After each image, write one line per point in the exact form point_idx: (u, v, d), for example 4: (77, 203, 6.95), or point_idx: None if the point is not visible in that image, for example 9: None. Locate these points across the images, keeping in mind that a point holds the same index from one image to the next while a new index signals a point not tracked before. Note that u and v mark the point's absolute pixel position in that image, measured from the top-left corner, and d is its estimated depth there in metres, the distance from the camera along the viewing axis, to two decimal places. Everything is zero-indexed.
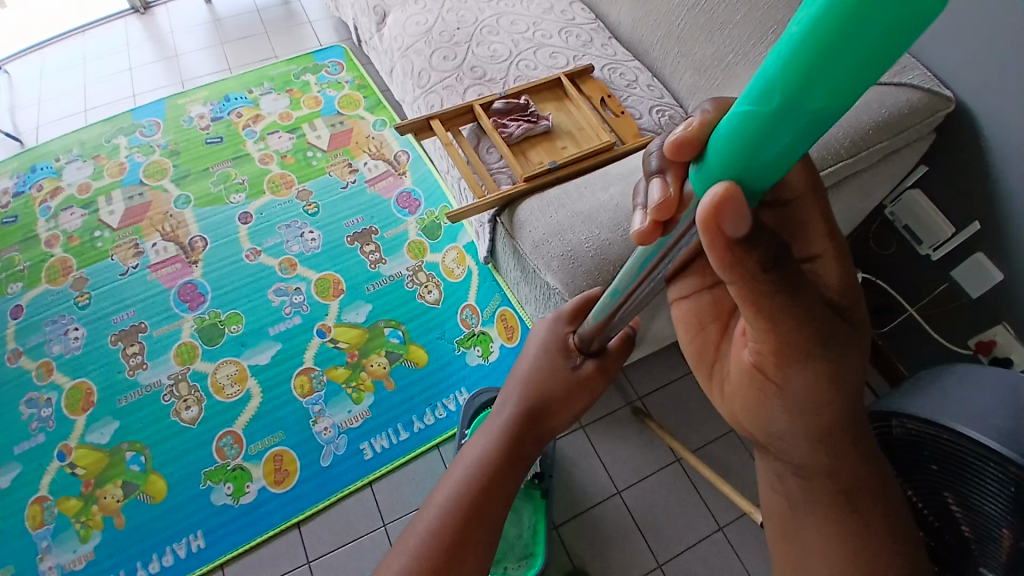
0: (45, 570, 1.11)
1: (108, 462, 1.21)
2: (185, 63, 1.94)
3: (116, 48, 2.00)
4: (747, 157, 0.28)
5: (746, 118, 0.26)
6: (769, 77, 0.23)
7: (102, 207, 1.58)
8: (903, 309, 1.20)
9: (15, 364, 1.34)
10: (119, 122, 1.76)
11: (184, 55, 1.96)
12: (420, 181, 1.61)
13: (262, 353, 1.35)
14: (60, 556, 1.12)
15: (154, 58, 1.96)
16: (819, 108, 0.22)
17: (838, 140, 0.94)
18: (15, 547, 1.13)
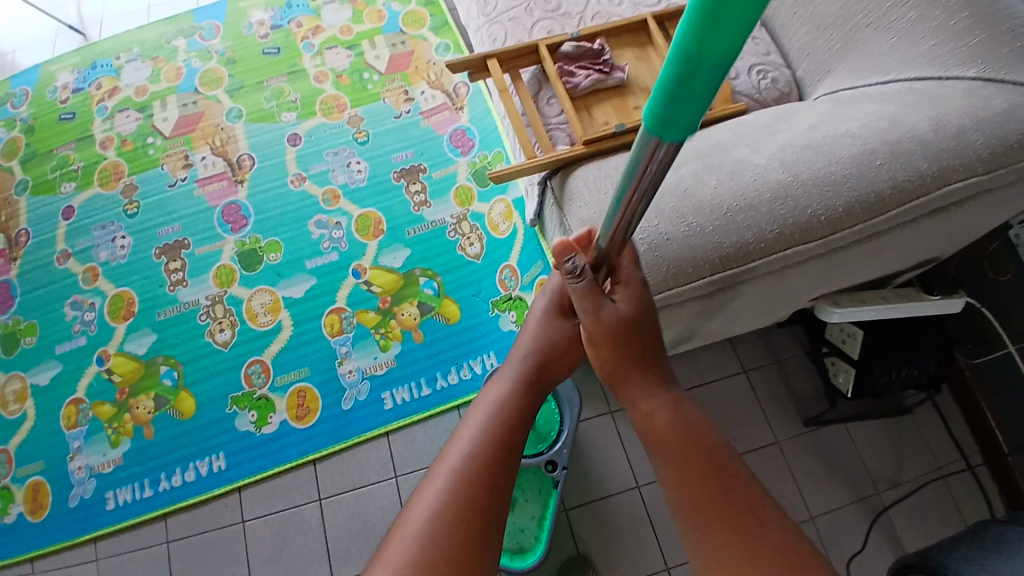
0: (74, 469, 1.20)
1: (142, 372, 1.27)
2: None
3: None
4: (667, 119, 0.36)
5: (665, 89, 0.34)
6: (675, 57, 0.32)
7: (157, 113, 1.57)
8: (1002, 345, 1.16)
9: (64, 266, 1.39)
10: (179, 23, 1.70)
11: None
12: (477, 119, 1.49)
13: (297, 287, 1.33)
14: (89, 458, 1.20)
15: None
16: (716, 64, 0.31)
17: (977, 150, 0.82)
18: (48, 443, 1.22)
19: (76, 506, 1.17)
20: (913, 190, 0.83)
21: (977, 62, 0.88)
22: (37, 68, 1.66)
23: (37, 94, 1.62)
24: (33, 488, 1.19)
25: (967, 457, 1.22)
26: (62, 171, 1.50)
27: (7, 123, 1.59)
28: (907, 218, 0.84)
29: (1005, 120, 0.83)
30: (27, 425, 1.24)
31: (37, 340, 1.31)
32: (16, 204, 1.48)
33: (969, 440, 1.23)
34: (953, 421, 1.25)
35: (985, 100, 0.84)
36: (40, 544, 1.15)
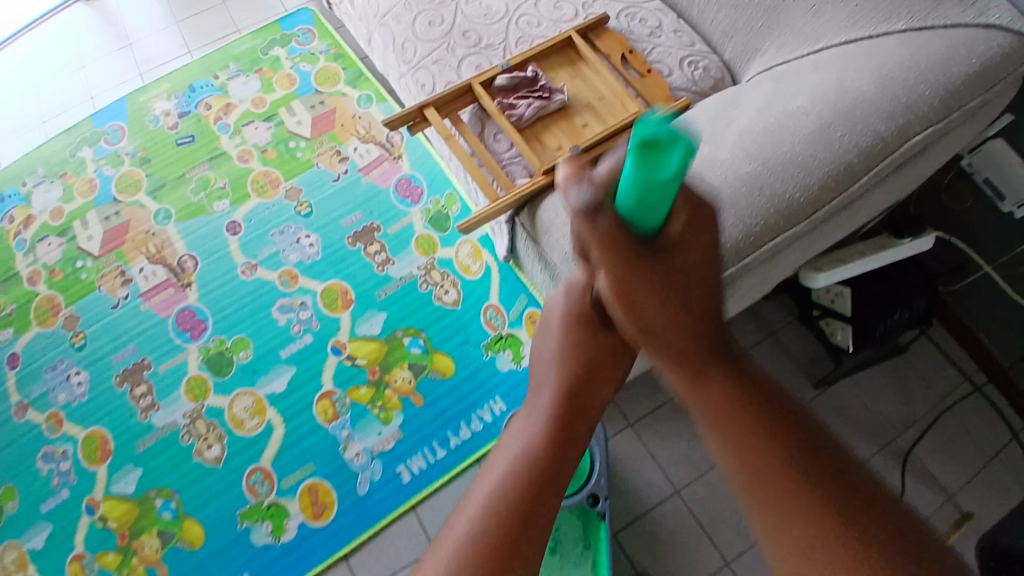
0: None
1: (139, 511, 1.16)
2: (142, 50, 1.74)
3: (67, 44, 1.80)
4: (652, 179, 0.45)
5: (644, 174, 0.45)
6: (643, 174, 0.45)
7: (79, 232, 1.46)
8: (978, 266, 1.19)
9: (24, 418, 1.26)
10: (80, 132, 1.60)
11: (140, 41, 1.76)
12: (418, 164, 1.46)
13: (278, 380, 1.26)
14: None
15: (110, 49, 1.76)
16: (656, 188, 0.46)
17: (927, 100, 0.83)
18: None
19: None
20: (876, 154, 0.84)
21: (903, 15, 0.90)
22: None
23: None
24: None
25: (971, 378, 1.27)
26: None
27: None
28: (878, 179, 0.85)
29: (947, 65, 0.84)
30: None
31: (18, 504, 1.18)
32: None
33: (968, 361, 1.29)
34: (949, 347, 1.30)
35: (921, 48, 0.86)
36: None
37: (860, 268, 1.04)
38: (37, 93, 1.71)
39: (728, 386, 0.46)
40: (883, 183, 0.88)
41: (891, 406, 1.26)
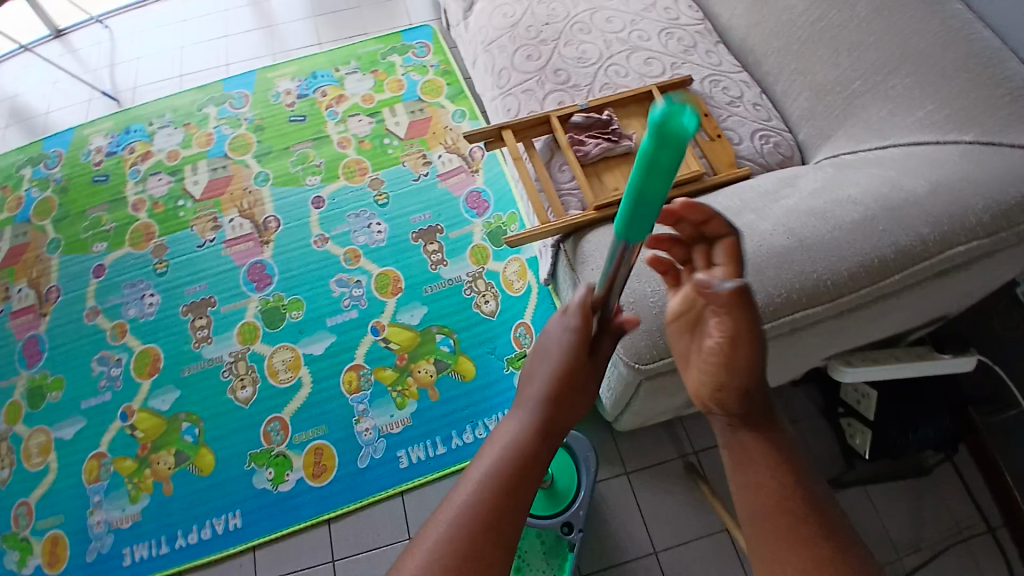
0: (93, 524, 1.21)
1: (165, 428, 1.29)
2: (281, 33, 1.99)
3: (220, 16, 2.09)
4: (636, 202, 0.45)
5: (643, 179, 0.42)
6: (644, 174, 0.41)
7: (188, 177, 1.66)
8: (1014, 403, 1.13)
9: (93, 321, 1.45)
10: (210, 91, 1.83)
11: (281, 25, 2.01)
12: (492, 181, 1.56)
13: (317, 344, 1.36)
14: (108, 513, 1.22)
15: (251, 26, 2.03)
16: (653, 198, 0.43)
17: (976, 213, 0.83)
18: (72, 494, 1.25)
19: (93, 561, 1.18)
20: (914, 254, 0.84)
21: (974, 127, 0.92)
22: (71, 130, 1.85)
23: (69, 152, 1.81)
24: (52, 540, 1.21)
25: (986, 518, 1.18)
26: (91, 230, 1.61)
27: (40, 181, 1.76)
28: (912, 280, 0.85)
29: (1003, 185, 0.84)
30: (49, 477, 1.27)
31: (62, 395, 1.36)
32: (46, 261, 1.58)
33: (990, 504, 1.19)
34: (972, 479, 1.22)
35: (985, 163, 0.87)
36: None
37: (890, 371, 1.00)
38: (185, 51, 2.01)
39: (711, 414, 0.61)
40: (914, 288, 0.87)
41: (911, 532, 1.18)
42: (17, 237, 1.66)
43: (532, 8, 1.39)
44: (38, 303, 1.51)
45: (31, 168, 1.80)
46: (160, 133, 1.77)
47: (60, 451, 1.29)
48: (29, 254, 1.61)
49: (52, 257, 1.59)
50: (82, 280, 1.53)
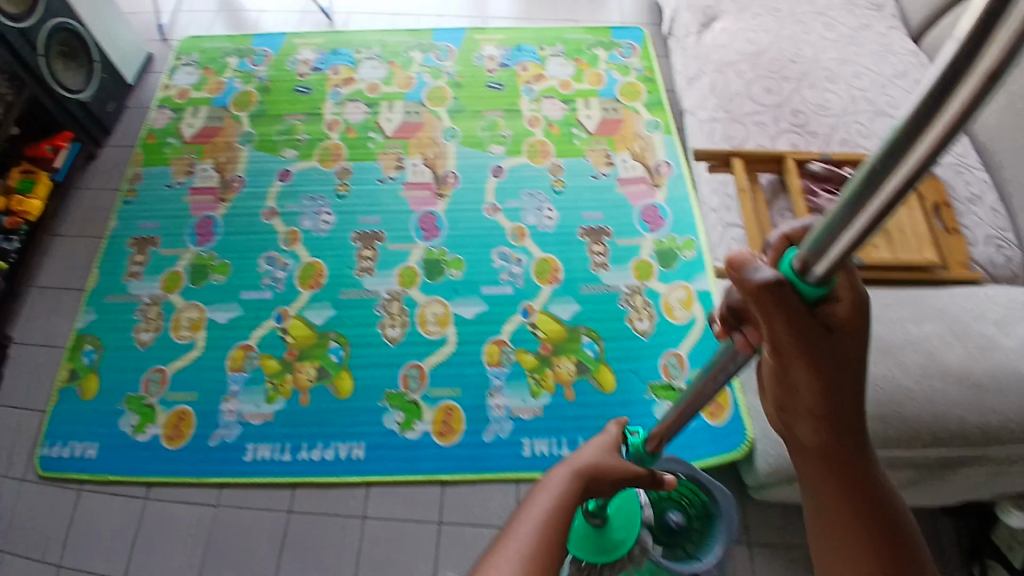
0: (226, 411, 1.28)
1: (314, 342, 1.35)
2: None
3: None
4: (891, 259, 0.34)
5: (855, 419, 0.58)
6: None
7: (384, 112, 1.71)
8: None
9: (268, 221, 1.52)
10: (420, 37, 1.89)
11: None
12: (673, 201, 1.53)
13: (469, 308, 1.39)
14: (242, 405, 1.28)
15: None
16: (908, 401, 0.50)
17: None
18: (216, 376, 1.32)
19: (213, 446, 1.25)
20: None
21: None
22: (282, 37, 1.95)
23: (276, 56, 1.91)
24: (178, 415, 1.29)
25: None
26: (285, 135, 1.68)
27: (243, 75, 1.87)
28: None
29: None
30: (194, 352, 1.35)
31: (225, 280, 1.44)
32: (236, 152, 1.67)
33: None
34: None
35: None
36: (158, 471, 1.24)
37: None
38: None
39: (814, 428, 0.45)
40: None
41: None
42: (215, 121, 1.76)
43: (779, 42, 1.35)
44: (221, 188, 1.60)
45: (238, 62, 1.92)
46: (367, 65, 1.83)
47: (210, 330, 1.37)
48: (221, 139, 1.71)
49: (242, 150, 1.67)
50: (265, 180, 1.60)
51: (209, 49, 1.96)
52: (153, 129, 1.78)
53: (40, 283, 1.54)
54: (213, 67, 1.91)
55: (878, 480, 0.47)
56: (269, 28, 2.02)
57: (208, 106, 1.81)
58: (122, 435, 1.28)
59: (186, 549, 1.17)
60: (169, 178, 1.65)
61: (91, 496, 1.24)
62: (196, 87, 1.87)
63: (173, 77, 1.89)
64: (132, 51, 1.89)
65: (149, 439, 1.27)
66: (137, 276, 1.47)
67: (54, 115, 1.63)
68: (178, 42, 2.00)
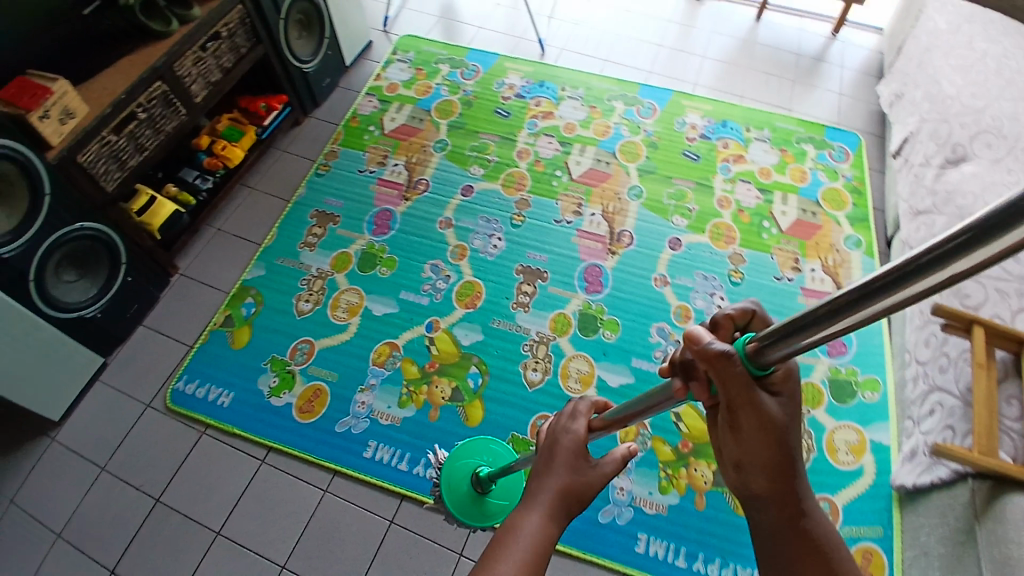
0: (359, 402, 1.31)
1: (456, 360, 1.35)
2: (696, 65, 1.95)
3: (655, 18, 2.09)
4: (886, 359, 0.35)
5: None
6: None
7: (575, 155, 1.72)
8: None
9: (443, 230, 1.56)
10: (627, 89, 1.88)
11: (700, 58, 1.97)
12: (860, 330, 1.39)
13: (615, 375, 1.33)
14: (374, 401, 1.31)
15: (670, 44, 2.00)
16: None
17: None
18: (359, 366, 1.35)
19: (339, 432, 1.28)
20: None
21: None
22: (495, 57, 1.96)
23: (485, 74, 1.91)
24: (315, 390, 1.33)
25: None
26: (477, 151, 1.71)
27: (451, 85, 1.88)
28: None
29: None
30: (345, 335, 1.40)
31: (390, 274, 1.48)
32: (428, 157, 1.70)
33: None
34: None
35: None
36: (284, 439, 1.27)
37: None
38: (614, 36, 2.03)
39: (761, 477, 0.47)
40: None
41: None
42: (416, 122, 1.78)
43: None
44: (406, 185, 1.64)
45: (450, 70, 1.92)
46: (569, 104, 1.84)
47: (364, 319, 1.42)
48: (417, 140, 1.74)
49: (435, 156, 1.71)
50: (448, 190, 1.63)
51: (425, 51, 1.98)
52: (359, 114, 1.80)
53: (219, 227, 1.56)
54: (426, 71, 1.92)
55: (802, 504, 0.49)
56: (485, 44, 2.02)
57: (412, 105, 1.83)
58: (258, 394, 1.32)
59: (282, 526, 1.18)
60: (361, 164, 1.68)
61: (210, 442, 1.27)
62: (406, 84, 1.88)
63: (386, 69, 1.92)
64: (358, 35, 1.93)
65: (283, 405, 1.31)
66: (310, 248, 1.53)
67: (277, 76, 1.62)
68: (397, 38, 2.03)
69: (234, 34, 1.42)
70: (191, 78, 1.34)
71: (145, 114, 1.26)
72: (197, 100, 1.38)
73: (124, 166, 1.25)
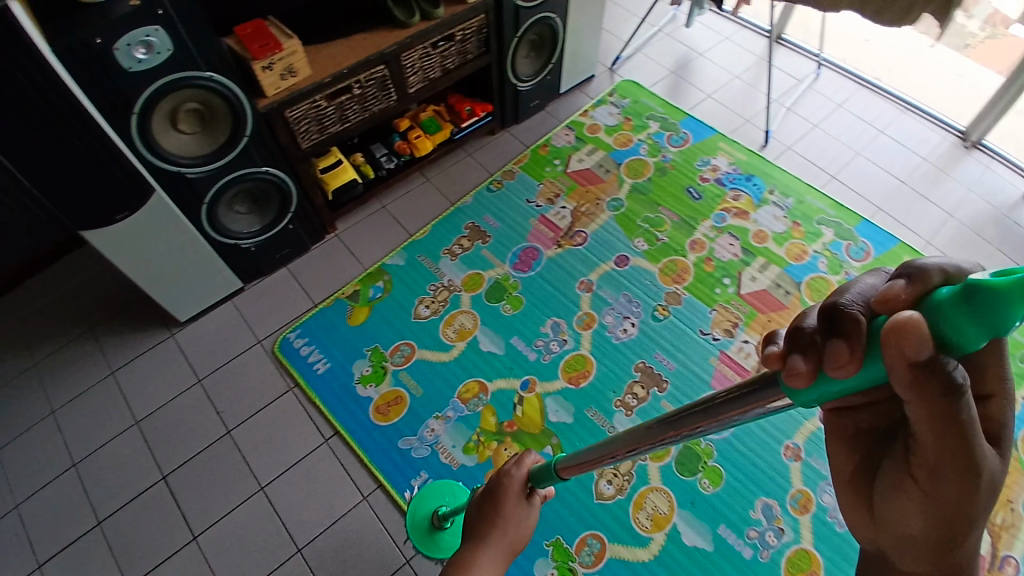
0: (430, 427, 1.30)
1: (536, 431, 1.28)
2: (939, 222, 1.64)
3: (909, 149, 1.79)
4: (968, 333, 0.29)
5: None
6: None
7: (752, 268, 1.53)
8: None
9: (580, 292, 1.48)
10: (844, 219, 1.63)
11: (948, 214, 1.65)
12: None
13: (692, 531, 1.16)
14: (443, 434, 1.29)
15: (919, 187, 1.71)
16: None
17: None
18: (445, 392, 1.34)
19: (400, 448, 1.28)
20: None
21: None
22: (711, 132, 1.82)
23: (692, 147, 1.78)
24: (396, 396, 1.34)
25: None
26: (649, 224, 1.60)
27: (653, 145, 1.78)
28: None
29: None
30: (445, 356, 1.39)
31: (512, 314, 1.44)
32: (599, 211, 1.63)
33: None
34: None
35: None
36: (350, 430, 1.30)
37: None
38: (852, 154, 1.78)
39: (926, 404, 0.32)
40: None
41: None
42: (602, 171, 1.71)
43: None
44: (565, 231, 1.59)
45: (658, 130, 1.82)
46: (768, 211, 1.65)
47: (468, 348, 1.40)
48: (595, 190, 1.67)
49: (605, 213, 1.63)
50: (603, 254, 1.55)
51: (641, 102, 1.88)
52: (551, 143, 1.77)
53: (385, 205, 1.63)
54: (634, 122, 1.83)
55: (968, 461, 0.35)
56: (706, 115, 1.88)
57: (605, 153, 1.76)
58: (349, 375, 1.37)
59: (315, 511, 1.22)
60: (533, 195, 1.66)
61: (290, 401, 1.34)
62: (609, 129, 1.81)
63: (596, 108, 1.86)
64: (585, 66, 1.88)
65: (364, 397, 1.34)
66: (452, 257, 1.54)
67: (491, 86, 1.64)
68: (619, 79, 1.95)
69: (467, 40, 1.45)
70: (413, 70, 1.39)
71: (360, 91, 1.33)
72: (411, 90, 1.43)
73: (324, 130, 1.34)
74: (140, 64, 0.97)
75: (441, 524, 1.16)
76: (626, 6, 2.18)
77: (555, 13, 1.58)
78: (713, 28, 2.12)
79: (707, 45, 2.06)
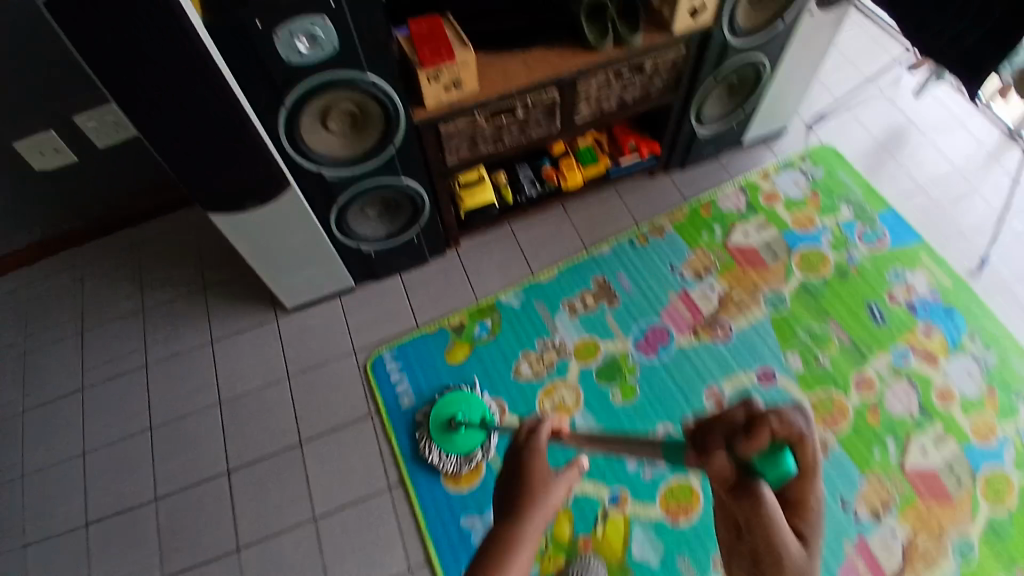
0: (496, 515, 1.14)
1: (613, 563, 1.08)
2: None
3: None
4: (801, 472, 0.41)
5: None
6: None
7: (926, 436, 1.23)
8: None
9: (706, 401, 1.27)
10: None
11: None
12: None
13: None
14: None
15: None
16: None
17: None
18: None
19: (461, 526, 1.14)
20: None
21: None
22: (916, 238, 1.46)
23: (887, 250, 1.45)
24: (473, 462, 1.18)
25: None
26: (812, 338, 1.33)
27: (839, 237, 1.48)
28: None
29: None
30: None
31: (621, 407, 1.26)
32: (751, 304, 1.38)
33: None
34: None
35: None
36: (416, 487, 1.18)
37: None
38: None
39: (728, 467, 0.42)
40: None
41: None
42: (769, 254, 1.45)
43: None
44: (705, 319, 1.36)
45: (850, 218, 1.50)
46: (963, 364, 1.30)
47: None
48: (754, 275, 1.42)
49: (759, 308, 1.38)
50: (743, 361, 1.32)
51: (837, 177, 1.56)
52: (716, 202, 1.52)
53: (515, 231, 1.46)
54: (821, 201, 1.53)
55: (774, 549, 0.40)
56: (912, 213, 1.50)
57: (776, 231, 1.48)
58: (428, 421, 1.21)
59: (358, 560, 1.11)
60: (679, 262, 1.44)
61: (367, 428, 1.23)
62: (790, 203, 1.52)
63: (779, 170, 1.57)
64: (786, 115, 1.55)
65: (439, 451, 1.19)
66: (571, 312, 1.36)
67: (665, 125, 1.41)
68: (815, 142, 1.62)
69: (656, 73, 1.23)
70: (587, 99, 1.21)
71: (523, 114, 1.16)
72: (577, 120, 1.24)
73: (474, 149, 1.19)
74: (301, 57, 0.86)
75: (456, 426, 1.19)
76: (845, 48, 1.77)
77: (768, 57, 1.31)
78: (951, 103, 1.66)
79: (937, 123, 1.63)
